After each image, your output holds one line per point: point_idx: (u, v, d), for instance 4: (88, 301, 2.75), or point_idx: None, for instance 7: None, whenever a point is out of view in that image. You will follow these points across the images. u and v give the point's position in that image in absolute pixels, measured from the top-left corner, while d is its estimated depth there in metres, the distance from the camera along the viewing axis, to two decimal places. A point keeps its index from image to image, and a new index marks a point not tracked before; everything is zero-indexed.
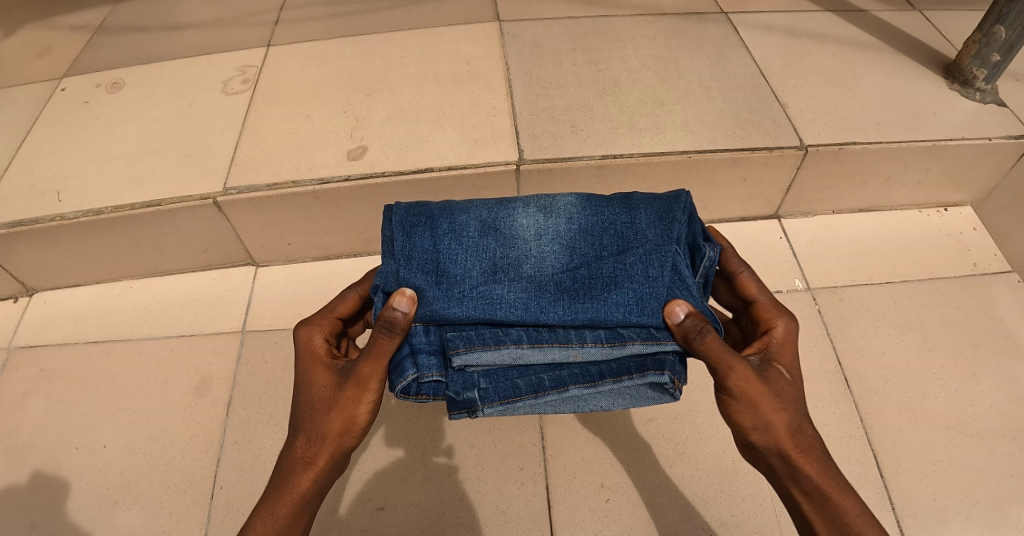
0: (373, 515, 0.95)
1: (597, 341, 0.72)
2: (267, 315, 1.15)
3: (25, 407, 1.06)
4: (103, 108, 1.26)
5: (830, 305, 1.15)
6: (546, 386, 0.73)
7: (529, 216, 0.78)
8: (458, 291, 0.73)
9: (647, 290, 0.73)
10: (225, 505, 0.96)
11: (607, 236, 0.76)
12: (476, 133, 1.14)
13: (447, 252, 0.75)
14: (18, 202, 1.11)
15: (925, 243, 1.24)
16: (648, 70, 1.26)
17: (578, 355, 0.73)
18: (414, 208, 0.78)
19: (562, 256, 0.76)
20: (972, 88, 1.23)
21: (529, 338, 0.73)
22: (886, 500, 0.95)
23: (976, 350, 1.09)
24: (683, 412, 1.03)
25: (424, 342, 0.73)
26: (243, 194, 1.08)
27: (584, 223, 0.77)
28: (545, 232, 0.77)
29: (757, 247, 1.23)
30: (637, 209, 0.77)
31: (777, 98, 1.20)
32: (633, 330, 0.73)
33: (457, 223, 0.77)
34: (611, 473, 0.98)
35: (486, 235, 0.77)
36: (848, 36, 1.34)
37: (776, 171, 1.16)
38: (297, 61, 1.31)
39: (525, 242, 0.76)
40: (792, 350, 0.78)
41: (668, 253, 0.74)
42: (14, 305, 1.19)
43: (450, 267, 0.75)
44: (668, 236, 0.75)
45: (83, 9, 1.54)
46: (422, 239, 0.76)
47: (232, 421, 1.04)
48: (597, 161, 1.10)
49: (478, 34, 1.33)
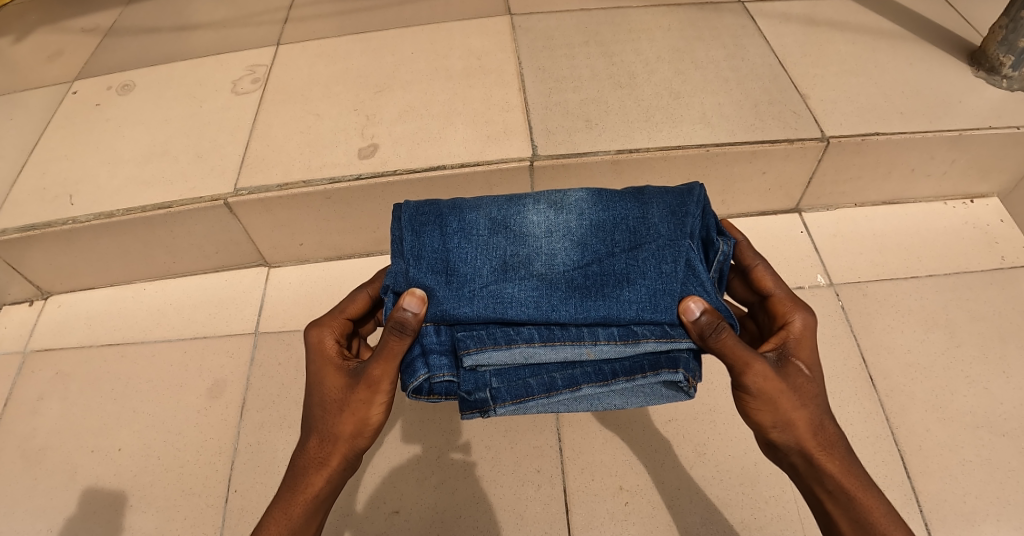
0: (387, 518, 0.93)
1: (609, 339, 0.71)
2: (280, 316, 1.14)
3: (39, 411, 1.07)
4: (114, 110, 1.26)
5: (853, 301, 1.12)
6: (558, 385, 0.72)
7: (539, 212, 0.75)
8: (468, 291, 0.71)
9: (660, 287, 0.71)
10: (239, 509, 0.95)
11: (618, 231, 0.73)
12: (488, 129, 1.12)
13: (457, 251, 0.73)
14: (32, 206, 1.11)
15: (950, 236, 1.20)
16: (663, 61, 1.23)
17: (591, 353, 0.71)
18: (424, 207, 0.76)
19: (574, 253, 0.73)
20: (999, 75, 1.18)
21: (540, 336, 0.71)
22: (913, 502, 0.92)
23: (1005, 345, 1.05)
24: (703, 412, 1.00)
25: (435, 342, 0.71)
26: (253, 194, 1.07)
27: (596, 219, 0.74)
28: (556, 228, 0.74)
29: (778, 241, 1.20)
30: (651, 203, 0.74)
31: (797, 88, 1.17)
32: (648, 327, 0.71)
33: (466, 221, 0.75)
34: (630, 475, 0.95)
35: (495, 233, 0.74)
36: (869, 23, 1.30)
37: (797, 164, 1.13)
38: (307, 59, 1.30)
39: (536, 239, 0.74)
40: (811, 345, 0.75)
41: (681, 248, 0.72)
42: (29, 309, 1.20)
43: (459, 266, 0.73)
44: (682, 230, 0.72)
45: (93, 11, 1.54)
46: (432, 239, 0.74)
47: (246, 423, 1.03)
48: (612, 156, 1.07)
49: (489, 28, 1.31)
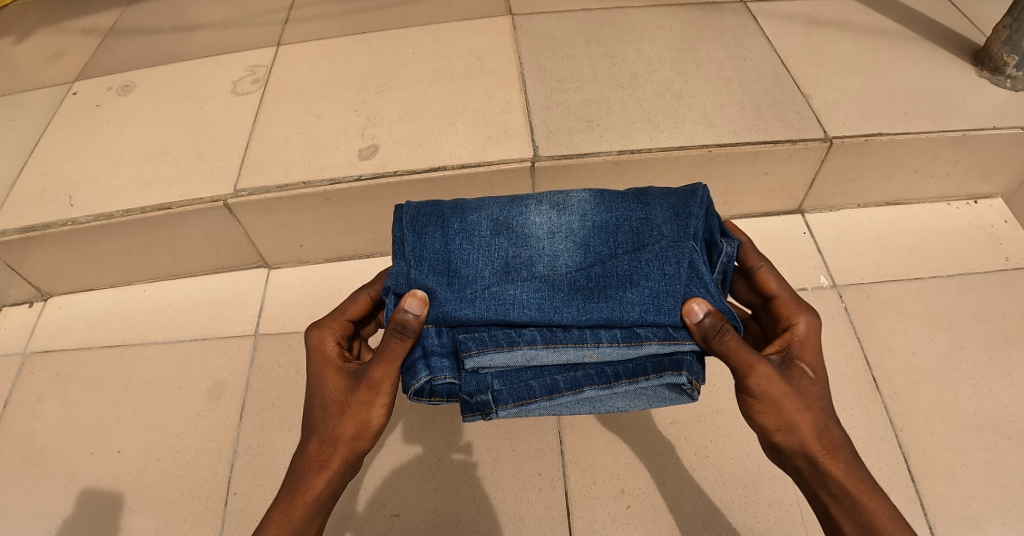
0: (388, 522, 0.93)
1: (612, 341, 0.70)
2: (280, 317, 1.14)
3: (39, 412, 1.06)
4: (114, 111, 1.26)
5: (856, 302, 1.11)
6: (560, 388, 0.71)
7: (541, 214, 0.75)
8: (470, 292, 0.71)
9: (663, 288, 0.70)
10: (239, 511, 0.95)
11: (621, 233, 0.73)
12: (489, 130, 1.12)
13: (459, 252, 0.73)
14: (32, 207, 1.11)
15: (954, 237, 1.19)
16: (665, 62, 1.22)
17: (593, 355, 0.70)
18: (425, 208, 0.76)
19: (576, 254, 0.73)
20: (1003, 75, 1.17)
21: (542, 338, 0.70)
22: (917, 505, 0.91)
23: (1009, 347, 1.05)
24: (705, 414, 1.00)
25: (437, 344, 0.71)
26: (254, 195, 1.07)
27: (598, 221, 0.74)
28: (558, 230, 0.74)
29: (780, 243, 1.19)
30: (653, 204, 0.74)
31: (799, 88, 1.17)
32: (650, 330, 0.70)
33: (468, 222, 0.74)
34: (632, 478, 0.95)
35: (497, 234, 0.74)
36: (872, 23, 1.29)
37: (799, 164, 1.12)
38: (307, 60, 1.29)
39: (538, 241, 0.73)
40: (815, 347, 0.74)
41: (685, 249, 0.71)
42: (29, 310, 1.19)
43: (461, 267, 0.72)
44: (685, 232, 0.72)
45: (94, 12, 1.53)
46: (433, 240, 0.73)
47: (246, 425, 1.02)
48: (614, 157, 1.07)
49: (490, 28, 1.30)
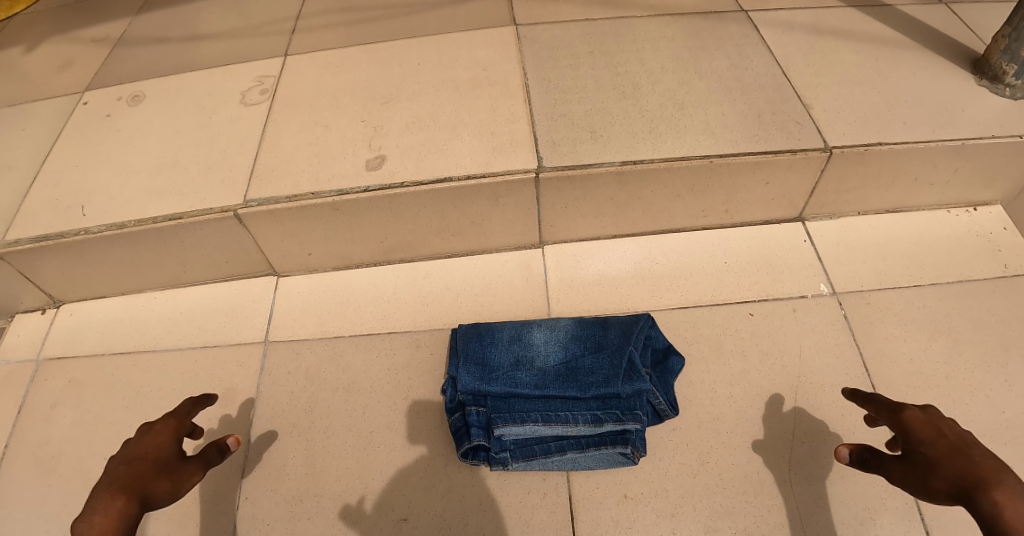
0: (396, 526, 0.95)
1: (585, 419, 0.95)
2: (290, 325, 1.16)
3: (53, 418, 1.09)
4: (125, 121, 1.28)
5: (856, 310, 1.13)
6: (553, 450, 0.95)
7: (542, 328, 1.06)
8: (496, 381, 0.99)
9: (614, 375, 0.98)
10: (250, 516, 0.97)
11: (589, 342, 1.03)
12: (495, 140, 1.14)
13: (489, 354, 1.03)
14: (45, 217, 1.13)
15: (954, 243, 1.20)
16: (667, 72, 1.24)
17: (574, 429, 0.95)
18: (469, 328, 1.07)
19: (562, 355, 1.02)
20: (1002, 84, 1.19)
21: (543, 417, 0.95)
22: (915, 511, 0.93)
23: (1007, 353, 1.06)
24: (706, 421, 1.01)
25: (476, 419, 0.96)
26: (263, 205, 1.09)
27: (576, 334, 1.04)
28: (552, 339, 1.04)
29: (781, 250, 1.20)
30: (611, 326, 1.04)
31: (800, 98, 1.18)
32: (610, 413, 0.95)
33: (495, 333, 1.06)
34: (634, 483, 0.96)
35: (514, 343, 1.04)
36: (873, 32, 1.30)
37: (799, 173, 1.14)
38: (315, 70, 1.31)
39: (539, 347, 1.03)
40: (934, 424, 0.73)
41: (627, 351, 0.99)
42: (42, 317, 1.22)
43: (491, 362, 1.01)
44: (628, 340, 1.01)
45: (103, 21, 1.55)
46: (473, 345, 1.04)
47: (256, 431, 1.04)
48: (617, 167, 1.08)
49: (494, 38, 1.32)
